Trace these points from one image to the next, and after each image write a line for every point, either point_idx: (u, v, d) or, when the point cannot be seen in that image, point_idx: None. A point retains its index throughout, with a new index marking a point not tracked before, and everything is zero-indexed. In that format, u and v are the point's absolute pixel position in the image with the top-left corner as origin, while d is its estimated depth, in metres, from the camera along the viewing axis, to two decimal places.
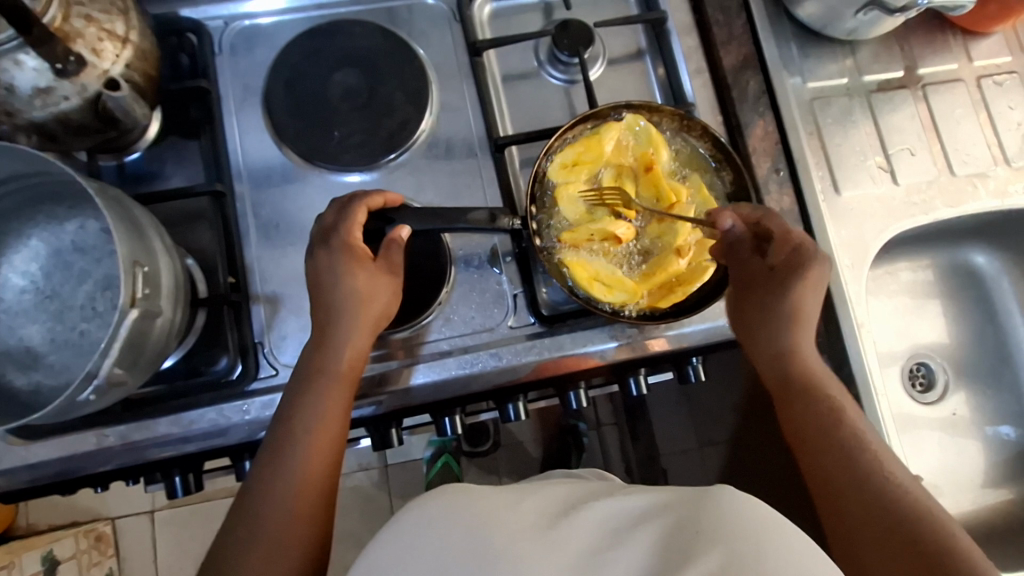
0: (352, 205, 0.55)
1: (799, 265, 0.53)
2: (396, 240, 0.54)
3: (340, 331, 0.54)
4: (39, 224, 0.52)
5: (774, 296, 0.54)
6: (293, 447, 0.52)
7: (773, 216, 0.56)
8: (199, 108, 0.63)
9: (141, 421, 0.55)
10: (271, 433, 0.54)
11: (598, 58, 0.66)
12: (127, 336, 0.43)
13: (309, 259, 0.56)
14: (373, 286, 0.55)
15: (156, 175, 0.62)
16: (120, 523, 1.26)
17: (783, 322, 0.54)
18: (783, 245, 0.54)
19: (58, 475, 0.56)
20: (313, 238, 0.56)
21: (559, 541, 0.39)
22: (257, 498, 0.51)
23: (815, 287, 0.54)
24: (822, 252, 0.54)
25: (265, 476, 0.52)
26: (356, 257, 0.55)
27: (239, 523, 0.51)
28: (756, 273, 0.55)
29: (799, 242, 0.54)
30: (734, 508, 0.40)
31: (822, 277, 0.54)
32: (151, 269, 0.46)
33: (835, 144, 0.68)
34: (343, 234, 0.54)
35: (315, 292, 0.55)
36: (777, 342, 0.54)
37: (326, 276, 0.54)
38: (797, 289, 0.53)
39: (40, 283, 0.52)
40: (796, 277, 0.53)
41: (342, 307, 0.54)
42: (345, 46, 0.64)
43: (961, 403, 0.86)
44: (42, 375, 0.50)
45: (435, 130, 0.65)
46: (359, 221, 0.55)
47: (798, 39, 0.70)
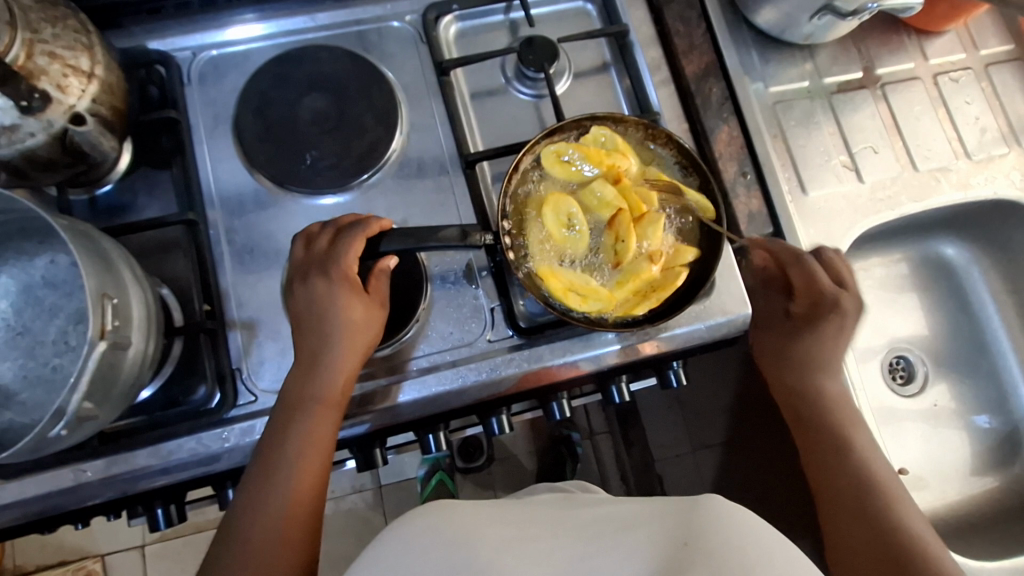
0: (350, 234, 0.55)
1: (811, 316, 0.63)
2: (383, 269, 0.57)
3: (331, 359, 0.54)
4: (9, 261, 0.52)
5: (786, 341, 0.63)
6: (282, 476, 0.52)
7: (800, 261, 0.63)
8: (171, 138, 0.63)
9: (119, 454, 0.55)
10: (257, 458, 0.53)
11: (564, 72, 0.67)
12: (96, 369, 0.43)
13: (302, 286, 0.55)
14: (368, 314, 0.55)
15: (128, 206, 0.62)
16: (109, 559, 1.24)
17: (791, 365, 0.63)
18: (809, 294, 0.63)
19: (37, 512, 0.55)
20: (301, 262, 0.56)
21: (544, 551, 0.39)
22: (244, 522, 0.52)
23: (831, 336, 0.62)
24: (848, 302, 0.62)
25: (249, 505, 0.52)
26: (354, 288, 0.55)
27: (227, 551, 0.51)
28: (774, 313, 0.64)
29: (822, 293, 0.62)
30: (717, 520, 0.40)
31: (839, 329, 0.62)
32: (121, 300, 0.46)
33: (799, 145, 0.70)
34: (343, 265, 0.54)
35: (311, 319, 0.55)
36: (803, 380, 0.62)
37: (321, 304, 0.55)
38: (818, 333, 0.62)
39: (11, 320, 0.52)
40: (812, 326, 0.62)
41: (332, 336, 0.54)
42: (313, 72, 0.65)
43: (941, 394, 0.86)
44: (15, 413, 0.49)
45: (405, 150, 0.65)
46: (358, 250, 0.55)
47: (759, 46, 0.72)
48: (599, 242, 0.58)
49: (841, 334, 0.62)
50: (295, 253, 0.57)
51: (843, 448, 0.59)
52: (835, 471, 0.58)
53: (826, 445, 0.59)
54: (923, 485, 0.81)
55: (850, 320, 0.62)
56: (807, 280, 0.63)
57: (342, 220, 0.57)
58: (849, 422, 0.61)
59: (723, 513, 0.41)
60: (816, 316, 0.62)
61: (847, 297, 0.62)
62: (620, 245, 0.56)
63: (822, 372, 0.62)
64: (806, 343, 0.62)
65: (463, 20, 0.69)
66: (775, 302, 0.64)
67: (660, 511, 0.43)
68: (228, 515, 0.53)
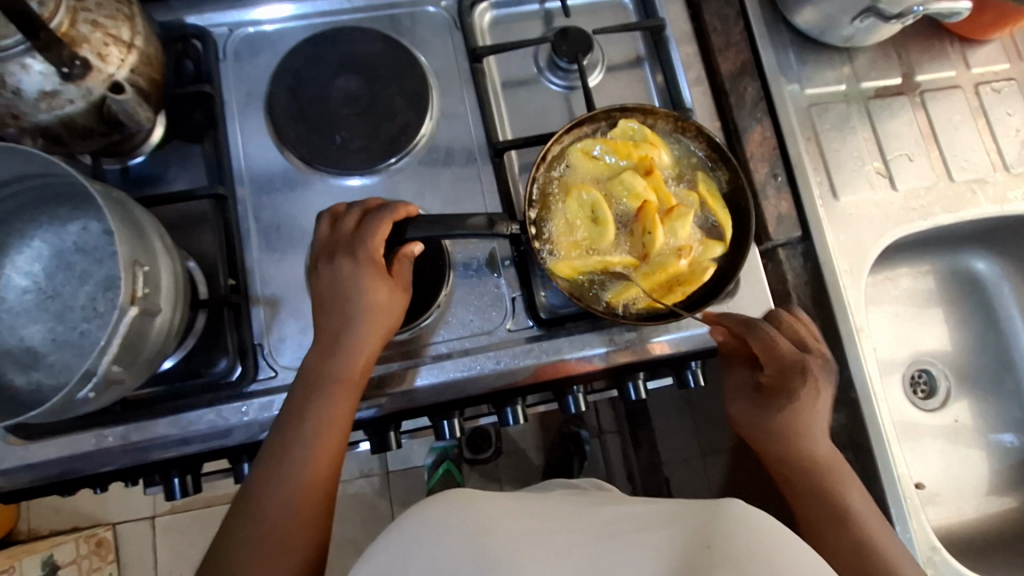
0: (377, 217, 0.55)
1: (780, 387, 0.59)
2: (407, 255, 0.56)
3: (353, 340, 0.54)
4: (43, 225, 0.53)
5: (759, 414, 0.60)
6: (299, 453, 0.53)
7: (757, 329, 0.57)
8: (203, 112, 0.64)
9: (141, 422, 0.56)
10: (275, 431, 0.54)
11: (597, 64, 0.67)
12: (126, 333, 0.43)
13: (328, 266, 0.55)
14: (391, 299, 0.55)
15: (160, 178, 0.63)
16: (120, 528, 1.26)
17: (775, 439, 0.59)
18: (774, 362, 0.58)
19: (58, 474, 0.56)
20: (327, 243, 0.56)
21: (563, 548, 0.39)
22: (260, 498, 0.52)
23: (808, 401, 0.59)
24: (808, 363, 0.58)
25: (268, 477, 0.53)
26: (379, 271, 0.55)
27: (243, 521, 0.52)
28: (745, 384, 0.61)
29: (785, 360, 0.58)
30: (737, 527, 0.39)
31: (811, 391, 0.59)
32: (151, 268, 0.46)
33: (833, 149, 0.69)
34: (369, 247, 0.55)
35: (335, 301, 0.55)
36: (783, 449, 0.59)
37: (346, 285, 0.55)
38: (791, 404, 0.59)
39: (42, 284, 0.52)
40: (783, 395, 0.59)
41: (355, 316, 0.54)
42: (347, 53, 0.65)
43: (963, 410, 0.85)
44: (43, 374, 0.50)
45: (434, 135, 0.65)
46: (382, 234, 0.55)
47: (796, 47, 0.71)
48: (626, 235, 0.57)
49: (817, 395, 0.59)
50: (321, 232, 0.57)
51: (840, 514, 0.56)
52: (834, 539, 0.56)
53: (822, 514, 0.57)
54: (940, 500, 0.80)
55: (820, 379, 0.59)
56: (765, 347, 0.58)
57: (369, 203, 0.58)
58: (842, 484, 0.58)
59: (740, 512, 0.41)
60: (785, 391, 0.59)
61: (813, 358, 0.59)
62: (647, 238, 0.55)
63: (807, 437, 0.59)
64: (784, 415, 0.59)
65: (498, 8, 0.69)
66: (741, 374, 0.61)
67: (679, 511, 0.43)
68: (245, 488, 0.54)
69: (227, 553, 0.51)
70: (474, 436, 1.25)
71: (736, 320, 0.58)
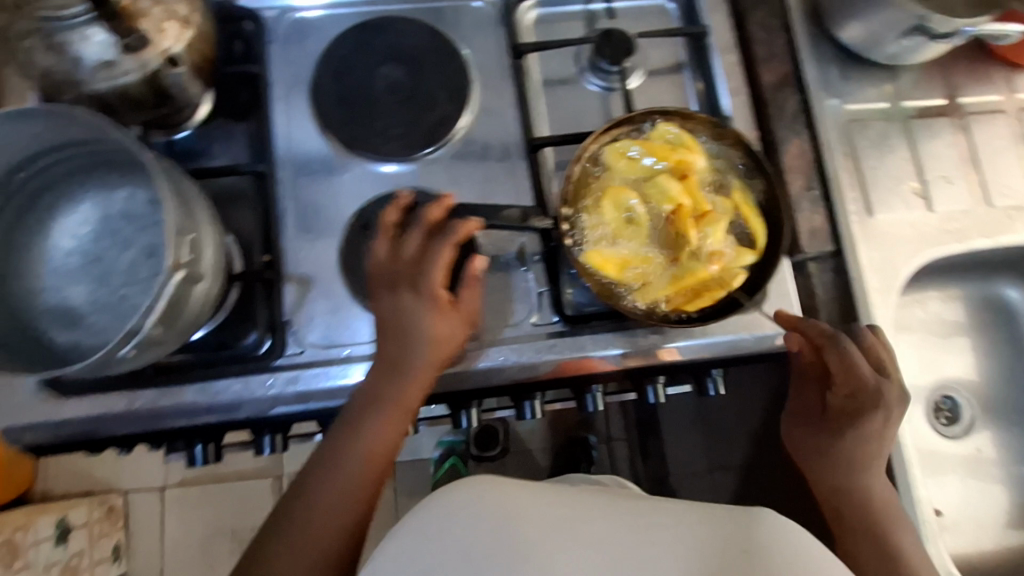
0: (445, 245, 0.55)
1: (852, 413, 0.58)
2: (473, 276, 0.56)
3: (412, 368, 0.55)
4: (93, 190, 0.55)
5: (825, 439, 0.59)
6: (347, 471, 0.55)
7: (837, 344, 0.58)
8: (250, 92, 0.66)
9: (171, 388, 0.57)
10: (326, 447, 0.55)
11: (637, 68, 0.67)
12: (168, 298, 0.44)
13: (390, 292, 0.56)
14: (452, 331, 0.56)
15: (203, 153, 0.65)
16: (132, 497, 1.28)
17: (835, 466, 0.59)
18: (848, 384, 0.58)
19: (87, 433, 0.58)
20: (388, 265, 0.56)
21: (590, 538, 0.41)
22: (304, 505, 0.54)
23: (878, 433, 0.58)
24: (885, 393, 0.58)
25: (314, 491, 0.54)
26: (442, 304, 0.55)
27: (284, 530, 0.54)
28: (813, 407, 0.61)
29: (863, 386, 0.58)
30: (773, 536, 0.41)
31: (885, 424, 0.58)
32: (195, 237, 0.47)
33: (870, 167, 0.68)
34: (432, 278, 0.55)
35: (394, 327, 0.55)
36: (839, 481, 0.59)
37: (407, 314, 0.55)
38: (861, 433, 0.58)
39: (88, 247, 0.54)
40: (853, 422, 0.58)
41: (415, 346, 0.55)
42: (393, 43, 0.66)
43: (985, 441, 0.84)
44: (83, 334, 0.52)
45: (471, 128, 0.66)
46: (445, 262, 0.55)
47: (839, 63, 0.70)
48: (657, 237, 0.57)
49: (887, 428, 0.58)
50: (382, 253, 0.57)
51: (890, 555, 0.56)
52: None
53: (873, 554, 0.56)
54: (958, 530, 0.78)
55: (894, 413, 0.58)
56: (844, 368, 0.58)
57: (427, 218, 0.56)
58: (894, 523, 0.58)
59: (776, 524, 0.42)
60: (855, 412, 0.58)
61: (891, 387, 0.58)
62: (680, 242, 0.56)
63: (867, 470, 0.59)
64: (851, 442, 0.58)
65: (543, 6, 0.70)
66: (811, 396, 0.62)
67: (708, 508, 0.44)
68: (290, 497, 0.55)
69: (266, 557, 0.53)
70: (482, 434, 1.22)
71: (819, 335, 0.58)
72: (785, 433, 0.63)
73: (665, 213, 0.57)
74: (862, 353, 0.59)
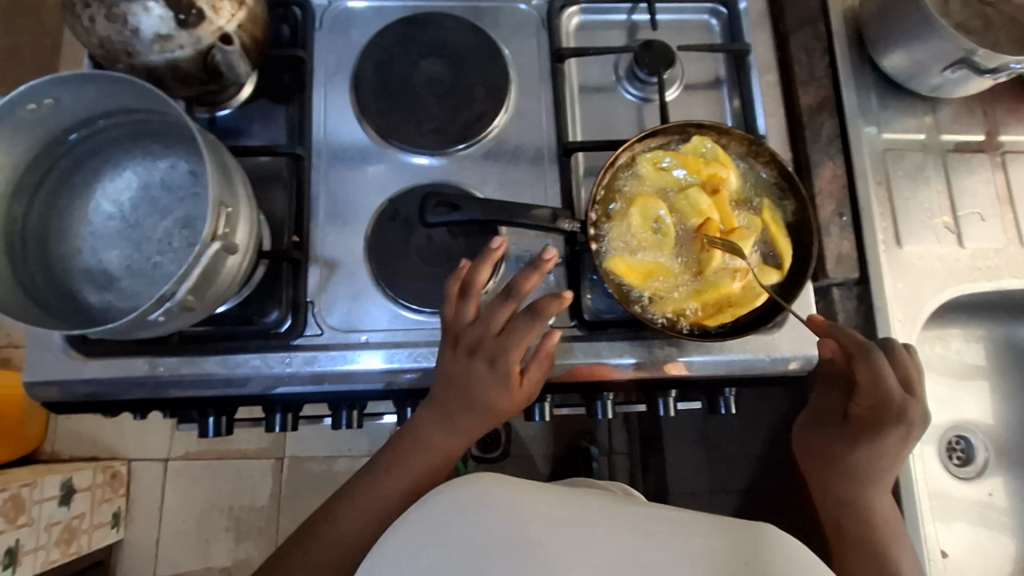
0: (530, 324, 0.55)
1: (873, 424, 0.57)
2: (546, 353, 0.57)
3: (470, 428, 0.57)
4: (136, 158, 0.56)
5: (840, 448, 0.58)
6: (389, 509, 0.57)
7: (869, 355, 0.57)
8: (293, 76, 0.67)
9: (193, 357, 0.58)
10: (372, 479, 0.58)
11: (676, 81, 0.67)
12: (204, 267, 0.45)
13: (466, 359, 0.55)
14: (514, 403, 0.57)
15: (243, 132, 0.66)
16: (136, 465, 1.30)
17: (843, 475, 0.58)
18: (871, 394, 0.57)
19: (107, 395, 0.59)
20: (467, 327, 0.56)
21: (597, 542, 0.41)
22: (333, 531, 0.57)
23: (896, 448, 0.57)
24: (909, 410, 0.56)
25: (354, 520, 0.57)
26: (512, 380, 0.56)
27: (321, 547, 0.57)
28: (833, 414, 0.60)
29: (888, 399, 0.56)
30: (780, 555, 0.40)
31: (904, 439, 0.56)
32: (234, 211, 0.48)
33: (903, 197, 0.68)
34: (512, 356, 0.55)
35: (461, 392, 0.56)
36: (843, 490, 0.58)
37: (477, 383, 0.55)
38: (877, 445, 0.57)
39: (126, 213, 0.55)
40: (873, 432, 0.57)
41: (478, 411, 0.56)
42: (436, 38, 0.67)
43: (998, 485, 0.82)
44: (115, 297, 0.53)
45: (506, 127, 0.67)
46: (526, 343, 0.55)
47: (879, 91, 0.70)
48: (683, 249, 0.58)
49: (906, 445, 0.57)
50: (463, 314, 0.56)
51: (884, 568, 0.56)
52: None
53: (866, 563, 0.56)
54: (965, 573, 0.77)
55: (915, 431, 0.57)
56: (872, 380, 0.57)
57: (524, 288, 0.55)
58: (892, 536, 0.57)
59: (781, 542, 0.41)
60: (876, 425, 0.57)
61: (916, 405, 0.57)
62: (704, 255, 0.56)
63: (874, 483, 0.58)
64: (866, 454, 0.57)
65: (587, 13, 0.70)
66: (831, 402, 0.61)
67: (714, 520, 0.44)
68: (327, 517, 0.58)
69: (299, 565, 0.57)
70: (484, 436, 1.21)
71: (850, 341, 0.57)
72: (799, 435, 0.62)
73: (692, 226, 0.58)
74: (892, 368, 0.58)
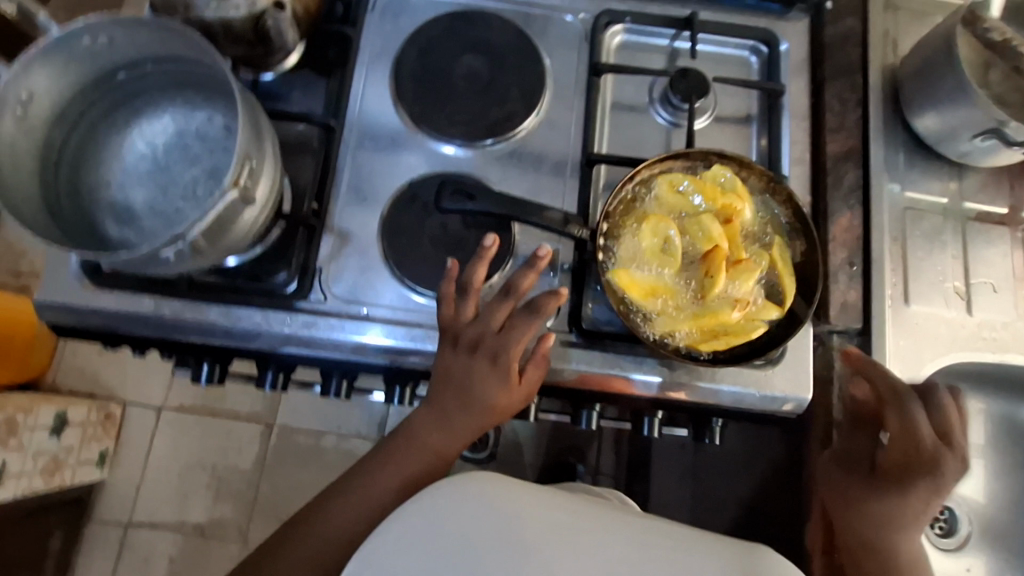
0: (529, 321, 0.57)
1: (901, 471, 0.58)
2: (545, 354, 0.58)
3: (465, 427, 0.59)
4: (176, 105, 0.58)
5: (864, 492, 0.59)
6: (379, 504, 0.58)
7: (902, 407, 0.58)
8: (338, 52, 0.69)
9: (197, 303, 0.60)
10: (366, 472, 0.59)
11: (707, 111, 0.68)
12: (219, 213, 0.47)
13: (464, 354, 0.57)
14: (512, 402, 0.58)
15: (281, 98, 0.68)
16: (130, 410, 1.33)
17: (866, 520, 0.59)
18: (903, 445, 0.58)
19: (113, 327, 0.61)
20: (468, 324, 0.58)
21: (590, 546, 0.42)
22: (323, 526, 0.58)
23: (923, 499, 0.57)
24: (942, 464, 0.56)
25: (344, 512, 0.58)
26: (510, 376, 0.57)
27: (311, 537, 0.57)
28: (863, 455, 0.62)
29: (918, 452, 0.57)
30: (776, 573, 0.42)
31: (933, 491, 0.57)
32: (257, 165, 0.50)
33: (917, 257, 0.68)
34: (511, 352, 0.57)
35: (458, 388, 0.58)
36: (864, 533, 0.59)
37: (474, 379, 0.57)
38: (905, 495, 0.57)
39: (158, 155, 0.57)
40: (902, 483, 0.57)
41: (473, 408, 0.58)
42: (480, 36, 0.69)
43: (977, 562, 0.80)
44: (133, 232, 0.55)
45: (535, 130, 0.68)
46: (525, 338, 0.57)
47: (907, 151, 0.71)
48: (688, 272, 0.58)
49: (933, 498, 0.57)
50: (464, 313, 0.58)
51: None
52: None
53: None
54: None
55: (948, 483, 0.57)
56: (902, 429, 0.58)
57: (522, 287, 0.58)
58: None
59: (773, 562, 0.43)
60: (904, 476, 0.57)
61: (950, 459, 0.57)
62: (707, 281, 0.57)
63: (899, 532, 0.58)
64: (888, 502, 0.58)
65: (630, 34, 0.71)
66: (862, 445, 0.62)
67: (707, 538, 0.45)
68: (319, 508, 0.59)
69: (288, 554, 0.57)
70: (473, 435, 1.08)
71: (884, 390, 0.59)
72: (827, 472, 0.64)
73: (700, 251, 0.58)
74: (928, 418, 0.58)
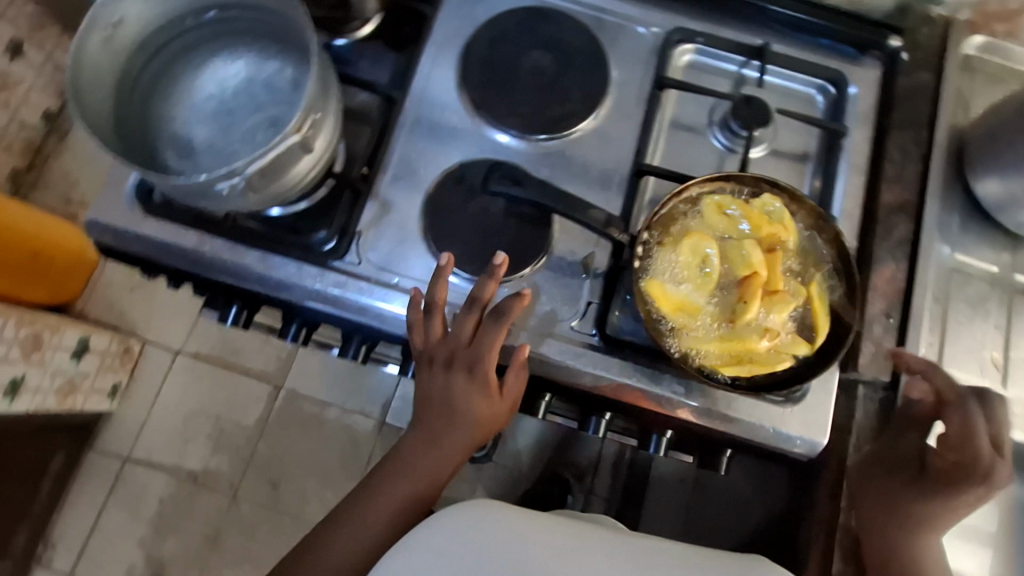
0: (496, 330, 0.58)
1: (953, 474, 0.57)
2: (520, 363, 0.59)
3: (452, 440, 0.60)
4: (252, 53, 0.60)
5: (910, 491, 0.58)
6: (378, 525, 0.58)
7: (964, 408, 0.58)
8: (413, 29, 0.71)
9: (237, 246, 0.62)
10: (363, 492, 0.60)
11: (764, 141, 0.68)
12: (275, 156, 0.49)
13: (443, 372, 0.60)
14: (495, 412, 0.61)
15: (351, 63, 0.70)
16: None
17: (901, 521, 0.58)
18: (959, 449, 0.57)
19: (155, 256, 0.63)
20: (444, 343, 0.60)
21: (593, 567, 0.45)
22: (327, 554, 0.57)
23: (967, 504, 0.57)
24: (995, 473, 0.56)
25: (346, 535, 0.58)
26: (489, 386, 0.60)
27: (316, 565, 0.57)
28: (904, 458, 0.60)
29: (975, 458, 0.56)
30: None
31: (977, 497, 0.57)
32: (320, 118, 0.51)
33: (957, 321, 0.66)
34: (485, 364, 0.59)
35: (443, 407, 0.60)
36: (899, 537, 0.57)
37: (456, 395, 0.60)
38: (952, 497, 0.57)
39: (226, 98, 0.60)
40: (952, 487, 0.57)
41: (458, 422, 0.60)
42: (552, 34, 0.70)
43: None
44: (189, 166, 0.57)
45: (590, 133, 0.69)
46: (495, 346, 0.59)
47: (964, 213, 0.69)
48: (721, 294, 0.58)
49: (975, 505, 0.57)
50: (432, 331, 0.59)
51: None
52: None
53: None
54: None
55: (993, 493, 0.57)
56: (960, 431, 0.57)
57: (483, 297, 0.58)
58: None
59: None
60: (956, 478, 0.57)
61: (1004, 467, 0.57)
62: (740, 306, 0.56)
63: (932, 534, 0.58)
64: (936, 502, 0.57)
65: (700, 54, 0.71)
66: (905, 447, 0.60)
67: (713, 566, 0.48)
68: (320, 534, 0.59)
69: None
70: None
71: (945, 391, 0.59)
72: (858, 471, 0.62)
73: (738, 274, 0.58)
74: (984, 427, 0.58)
